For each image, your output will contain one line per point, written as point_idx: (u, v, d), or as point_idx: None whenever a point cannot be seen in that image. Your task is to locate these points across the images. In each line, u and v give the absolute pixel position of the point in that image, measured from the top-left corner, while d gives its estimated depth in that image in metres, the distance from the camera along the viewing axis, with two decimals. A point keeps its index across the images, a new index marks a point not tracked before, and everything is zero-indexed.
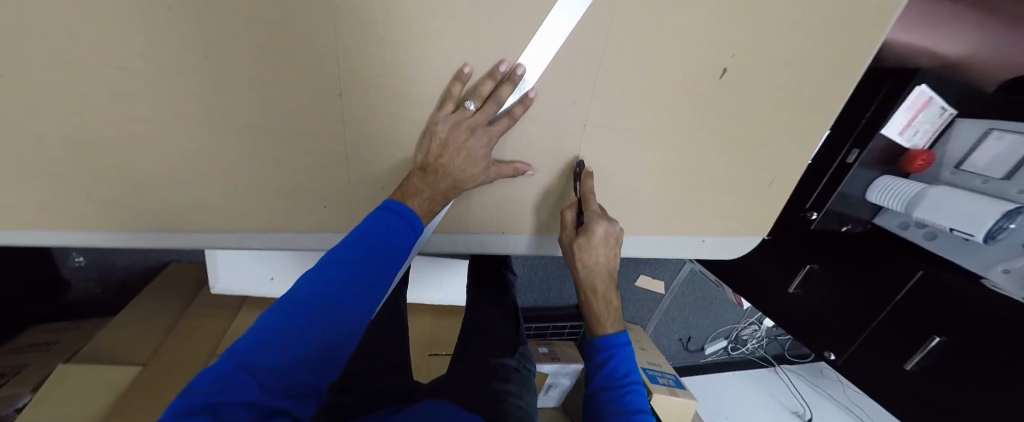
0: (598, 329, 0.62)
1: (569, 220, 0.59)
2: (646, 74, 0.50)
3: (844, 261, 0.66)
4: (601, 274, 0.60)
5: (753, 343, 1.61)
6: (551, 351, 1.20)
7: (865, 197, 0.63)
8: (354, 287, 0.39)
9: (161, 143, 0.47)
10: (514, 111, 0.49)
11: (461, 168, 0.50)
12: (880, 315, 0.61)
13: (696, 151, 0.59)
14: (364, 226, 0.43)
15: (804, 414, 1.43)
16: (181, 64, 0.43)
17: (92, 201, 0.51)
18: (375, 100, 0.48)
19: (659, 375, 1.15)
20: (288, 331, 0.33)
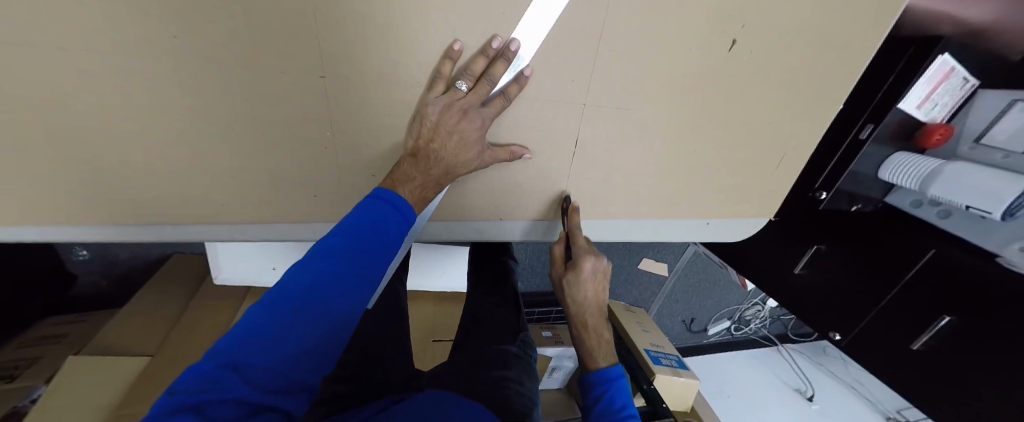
0: (592, 363, 0.64)
1: (559, 255, 0.64)
2: (651, 47, 0.47)
3: (853, 240, 0.64)
4: (590, 311, 0.64)
5: (756, 323, 1.62)
6: (554, 334, 1.21)
7: (877, 175, 0.61)
8: (344, 280, 0.38)
9: (146, 133, 0.46)
10: (508, 91, 0.47)
11: (453, 154, 0.48)
12: (888, 295, 0.59)
13: (703, 130, 0.56)
14: (350, 218, 0.41)
15: (806, 391, 1.45)
16: (153, 51, 0.40)
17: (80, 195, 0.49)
18: (364, 82, 0.45)
19: (662, 357, 1.16)
20: (272, 327, 0.33)
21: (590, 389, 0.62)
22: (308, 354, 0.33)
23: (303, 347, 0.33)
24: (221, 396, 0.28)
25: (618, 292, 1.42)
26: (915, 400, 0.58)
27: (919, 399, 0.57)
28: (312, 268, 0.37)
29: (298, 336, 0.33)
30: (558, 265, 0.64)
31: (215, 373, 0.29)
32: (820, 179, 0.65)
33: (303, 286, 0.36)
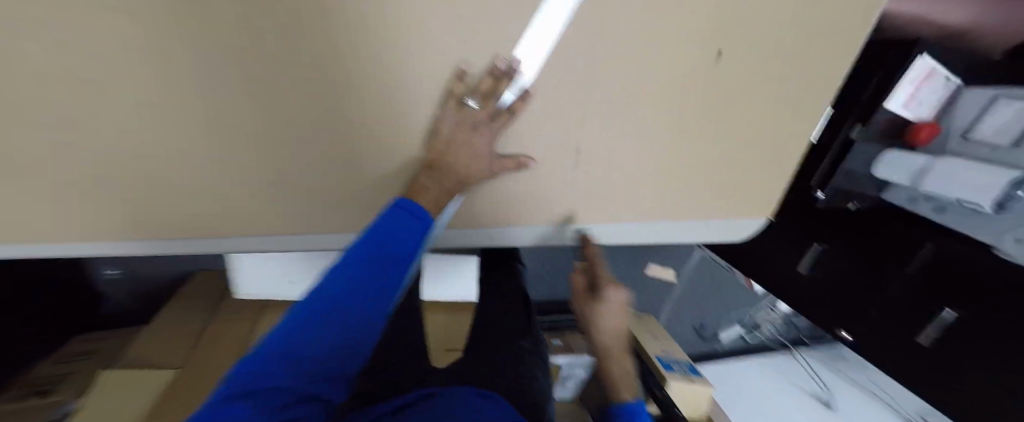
0: (614, 394, 0.57)
1: (580, 285, 0.64)
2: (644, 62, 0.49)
3: (853, 237, 0.67)
4: (615, 357, 0.61)
5: (768, 328, 1.61)
6: (564, 343, 1.21)
7: (872, 173, 0.64)
8: (373, 283, 0.41)
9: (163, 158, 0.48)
10: (514, 108, 0.45)
11: (467, 170, 0.50)
12: (889, 288, 0.61)
13: None
14: (373, 227, 0.45)
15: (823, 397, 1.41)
16: (161, 79, 0.41)
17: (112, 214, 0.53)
18: (368, 101, 0.45)
19: (674, 363, 1.15)
20: (314, 319, 0.36)
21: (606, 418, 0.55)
22: (344, 345, 0.37)
23: (340, 341, 0.36)
24: (272, 384, 0.31)
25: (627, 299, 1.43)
26: (922, 394, 0.58)
27: (927, 394, 0.57)
28: (345, 272, 0.40)
29: (334, 329, 0.36)
30: (580, 294, 0.64)
31: (268, 360, 0.32)
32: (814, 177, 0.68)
33: (338, 288, 0.39)
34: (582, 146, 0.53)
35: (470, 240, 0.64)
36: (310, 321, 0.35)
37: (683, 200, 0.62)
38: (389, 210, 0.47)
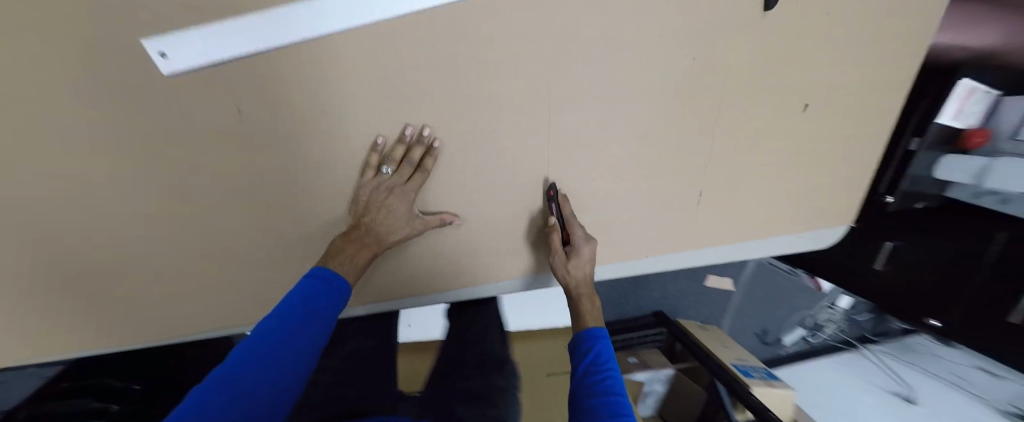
0: (579, 323, 0.52)
1: (556, 243, 0.54)
2: (714, 111, 0.54)
3: (919, 235, 0.75)
4: (585, 295, 0.54)
5: (832, 328, 1.63)
6: (641, 360, 1.28)
7: (933, 175, 0.70)
8: (278, 357, 0.40)
9: (290, 242, 0.53)
10: (423, 163, 0.48)
11: (383, 233, 0.48)
12: (975, 276, 0.68)
13: (778, 165, 0.61)
14: (283, 304, 0.42)
15: (907, 395, 1.41)
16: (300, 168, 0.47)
17: (250, 301, 0.57)
18: (466, 157, 0.50)
19: (752, 370, 1.20)
20: (236, 387, 0.37)
21: (574, 350, 0.50)
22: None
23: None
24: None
25: (689, 312, 1.46)
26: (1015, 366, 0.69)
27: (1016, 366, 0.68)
28: (267, 362, 0.39)
29: (260, 409, 0.37)
30: (556, 253, 0.54)
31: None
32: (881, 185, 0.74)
33: (242, 374, 0.38)
34: (668, 183, 0.59)
35: (427, 300, 0.64)
36: (229, 396, 0.36)
37: (772, 216, 0.67)
38: (300, 283, 0.44)
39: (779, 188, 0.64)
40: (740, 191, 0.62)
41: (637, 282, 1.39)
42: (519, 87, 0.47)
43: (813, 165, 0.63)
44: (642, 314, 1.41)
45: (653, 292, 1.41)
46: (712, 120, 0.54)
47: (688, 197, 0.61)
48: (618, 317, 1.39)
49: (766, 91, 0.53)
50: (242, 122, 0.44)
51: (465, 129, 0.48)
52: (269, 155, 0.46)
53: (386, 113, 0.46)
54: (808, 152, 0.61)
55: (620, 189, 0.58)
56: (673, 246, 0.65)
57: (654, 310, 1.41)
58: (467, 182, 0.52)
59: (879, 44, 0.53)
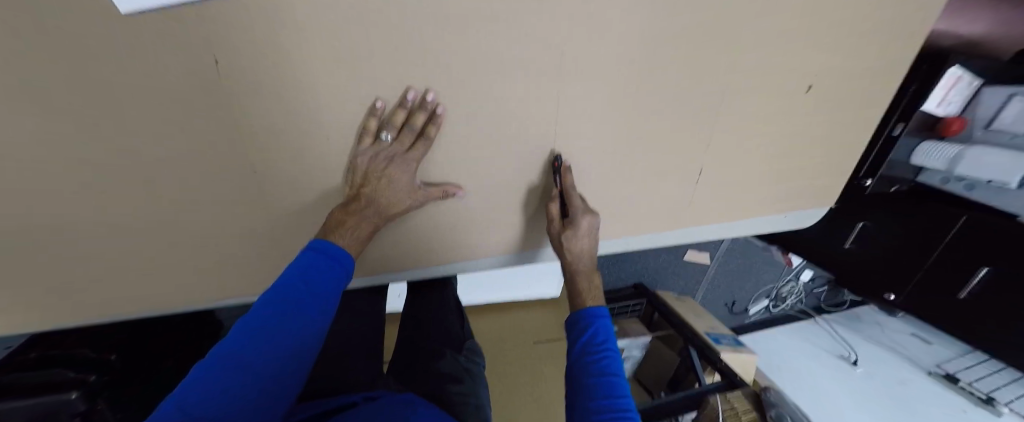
0: (577, 302, 0.53)
1: (554, 214, 0.55)
2: (718, 88, 0.53)
3: (887, 216, 0.79)
4: (582, 269, 0.55)
5: (793, 298, 1.76)
6: (621, 328, 1.35)
7: (909, 160, 0.72)
8: (279, 331, 0.39)
9: (274, 212, 0.50)
10: (427, 132, 0.45)
11: (387, 203, 0.47)
12: (934, 255, 0.75)
13: (771, 145, 0.62)
14: (284, 277, 0.42)
15: (849, 357, 1.56)
16: (284, 132, 0.44)
17: (236, 271, 0.55)
18: (465, 126, 0.48)
19: (721, 337, 1.28)
20: (239, 362, 0.36)
21: (572, 328, 0.51)
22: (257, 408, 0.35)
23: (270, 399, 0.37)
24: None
25: (665, 283, 1.54)
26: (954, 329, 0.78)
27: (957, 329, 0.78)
28: (269, 337, 0.38)
29: (266, 386, 0.37)
30: (554, 223, 0.55)
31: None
32: (862, 170, 0.76)
33: (244, 352, 0.37)
34: (665, 160, 0.59)
35: (423, 272, 0.62)
36: (230, 371, 0.35)
37: (760, 197, 0.69)
38: (302, 255, 0.44)
39: (770, 172, 0.66)
40: (733, 173, 0.64)
41: (620, 256, 1.40)
42: (525, 55, 0.44)
43: (803, 150, 0.64)
44: (623, 285, 1.46)
45: (635, 265, 1.45)
46: (714, 102, 0.54)
47: (683, 178, 0.62)
48: None
49: (769, 74, 0.53)
50: (224, 84, 0.39)
51: (466, 101, 0.46)
52: (246, 117, 0.42)
53: (378, 74, 0.42)
54: (800, 137, 0.62)
55: (620, 166, 0.58)
56: (665, 223, 0.67)
57: (634, 282, 1.47)
58: (468, 157, 0.50)
59: (883, 27, 0.53)
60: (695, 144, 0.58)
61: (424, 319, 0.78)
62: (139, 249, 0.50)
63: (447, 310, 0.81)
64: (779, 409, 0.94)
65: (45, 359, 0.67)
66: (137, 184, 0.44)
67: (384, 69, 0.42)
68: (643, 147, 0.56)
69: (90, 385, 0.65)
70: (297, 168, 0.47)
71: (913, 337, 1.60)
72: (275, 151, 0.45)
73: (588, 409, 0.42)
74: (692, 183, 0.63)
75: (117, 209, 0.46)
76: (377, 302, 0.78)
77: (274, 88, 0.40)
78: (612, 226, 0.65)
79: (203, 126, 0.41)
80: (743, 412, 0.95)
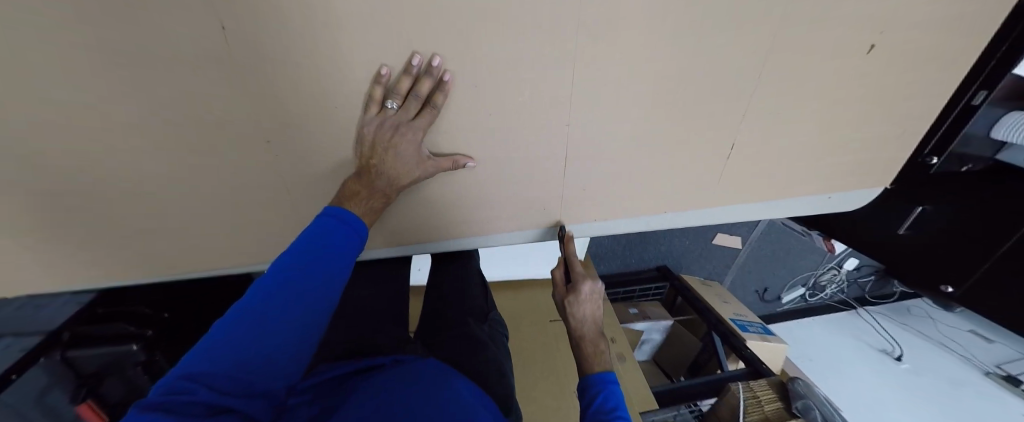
0: (587, 366, 0.52)
1: (558, 278, 0.58)
2: (758, 51, 0.47)
3: (956, 198, 0.69)
4: (589, 336, 0.53)
5: (833, 288, 1.64)
6: (640, 311, 1.32)
7: (989, 135, 0.62)
8: (294, 290, 0.40)
9: (293, 185, 0.51)
10: (434, 99, 0.44)
11: (395, 176, 0.47)
12: (1006, 247, 0.65)
13: (817, 118, 0.55)
14: (299, 240, 0.43)
15: (892, 351, 1.46)
16: (291, 101, 0.43)
17: (257, 238, 0.57)
18: (473, 95, 0.46)
19: (749, 325, 1.23)
20: (262, 318, 0.37)
21: (583, 394, 0.49)
22: (273, 358, 0.37)
23: (287, 351, 0.38)
24: (179, 398, 0.30)
25: (692, 267, 1.48)
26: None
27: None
28: (283, 294, 0.39)
29: (282, 341, 0.38)
30: (559, 288, 0.58)
31: (174, 385, 0.31)
32: (926, 146, 0.64)
33: (264, 308, 0.38)
34: (693, 132, 0.54)
35: (438, 245, 0.63)
36: (253, 326, 0.36)
37: (802, 175, 0.63)
38: (318, 219, 0.45)
39: (817, 146, 0.59)
40: (774, 148, 0.58)
41: (644, 239, 1.34)
42: (540, 18, 0.41)
43: (859, 120, 0.57)
44: (645, 268, 1.42)
45: (659, 248, 1.38)
46: (757, 65, 0.48)
47: (716, 153, 0.57)
48: (619, 270, 1.40)
49: (827, 33, 0.46)
50: (233, 51, 0.39)
51: (480, 66, 0.43)
52: (251, 88, 0.42)
53: (381, 42, 0.40)
54: (857, 107, 0.55)
55: (645, 137, 0.54)
56: (693, 201, 0.63)
57: (657, 265, 1.42)
58: (477, 127, 0.48)
59: None
60: (731, 115, 0.53)
61: (442, 288, 0.79)
62: (167, 215, 0.52)
63: (467, 282, 0.82)
64: (807, 400, 0.85)
65: (109, 313, 0.74)
66: (163, 156, 0.46)
67: (386, 34, 0.40)
68: (672, 116, 0.52)
69: (148, 338, 0.73)
70: (305, 139, 0.47)
71: (970, 335, 1.47)
72: (282, 124, 0.45)
73: None
74: (724, 158, 0.58)
75: (146, 177, 0.48)
76: (396, 271, 0.80)
77: (275, 56, 0.40)
78: (634, 204, 0.62)
79: (217, 98, 0.42)
80: (767, 402, 0.90)
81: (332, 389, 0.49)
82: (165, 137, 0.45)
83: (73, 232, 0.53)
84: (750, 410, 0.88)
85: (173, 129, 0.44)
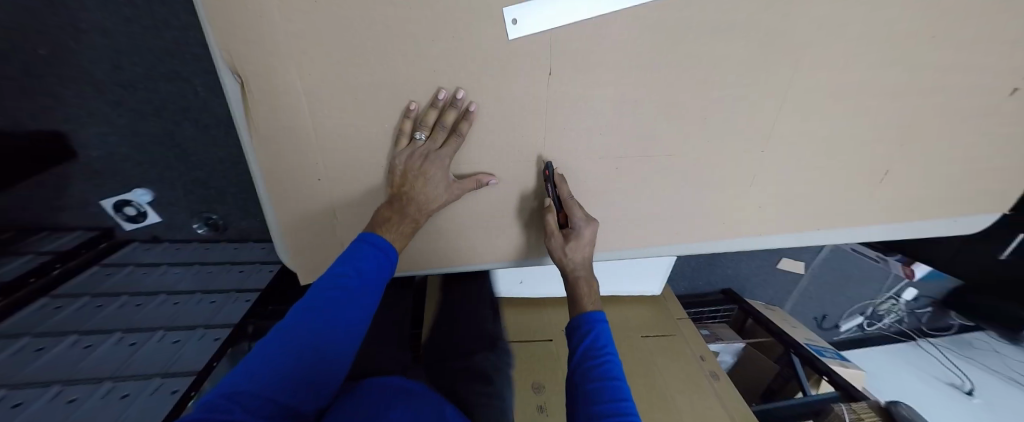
0: (578, 306, 0.52)
1: (552, 225, 0.53)
2: (926, 89, 0.50)
3: None
4: (583, 278, 0.54)
5: (891, 317, 1.55)
6: (712, 332, 1.32)
7: None
8: (333, 313, 0.37)
9: (479, 199, 0.53)
10: (458, 127, 0.42)
11: (428, 200, 0.44)
12: None
13: (957, 150, 0.57)
14: (337, 267, 0.40)
15: (963, 385, 1.37)
16: (517, 127, 0.45)
17: (424, 251, 0.58)
18: (665, 121, 0.49)
19: (825, 351, 1.23)
20: (304, 341, 0.34)
21: (572, 334, 0.51)
22: (320, 380, 0.34)
23: (329, 367, 0.35)
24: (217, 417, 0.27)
25: (756, 291, 1.48)
26: None
27: None
28: (328, 310, 0.36)
29: (325, 360, 0.34)
30: (553, 235, 0.53)
31: (214, 403, 0.29)
32: None
33: (308, 330, 0.35)
34: (843, 159, 0.57)
35: (496, 262, 0.62)
36: (296, 345, 0.34)
37: (934, 200, 0.63)
38: (351, 247, 0.41)
39: (952, 171, 0.60)
40: (913, 173, 0.59)
41: (715, 261, 1.38)
42: (744, 55, 0.44)
43: (999, 145, 0.58)
44: (711, 290, 1.45)
45: (726, 271, 1.42)
46: (913, 103, 0.51)
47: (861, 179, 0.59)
48: (689, 291, 1.44)
49: (986, 75, 0.50)
50: (478, 79, 0.40)
51: (688, 114, 0.48)
52: (487, 118, 0.44)
53: (614, 77, 0.43)
54: (998, 139, 0.57)
55: (798, 167, 0.57)
56: (830, 224, 0.64)
57: (722, 288, 1.45)
58: (657, 164, 0.53)
59: None
60: (881, 147, 0.56)
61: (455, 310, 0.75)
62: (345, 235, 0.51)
63: (460, 309, 0.76)
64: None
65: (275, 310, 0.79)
66: (356, 176, 0.46)
67: (619, 70, 0.43)
68: (829, 148, 0.55)
69: (254, 330, 0.71)
70: (507, 159, 0.48)
71: None
72: (497, 146, 0.47)
73: (591, 412, 0.41)
74: (875, 182, 0.60)
75: (339, 197, 0.48)
76: (441, 289, 0.81)
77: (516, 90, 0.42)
78: (779, 224, 0.63)
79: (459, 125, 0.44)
80: None
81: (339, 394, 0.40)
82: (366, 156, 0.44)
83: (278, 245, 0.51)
84: None
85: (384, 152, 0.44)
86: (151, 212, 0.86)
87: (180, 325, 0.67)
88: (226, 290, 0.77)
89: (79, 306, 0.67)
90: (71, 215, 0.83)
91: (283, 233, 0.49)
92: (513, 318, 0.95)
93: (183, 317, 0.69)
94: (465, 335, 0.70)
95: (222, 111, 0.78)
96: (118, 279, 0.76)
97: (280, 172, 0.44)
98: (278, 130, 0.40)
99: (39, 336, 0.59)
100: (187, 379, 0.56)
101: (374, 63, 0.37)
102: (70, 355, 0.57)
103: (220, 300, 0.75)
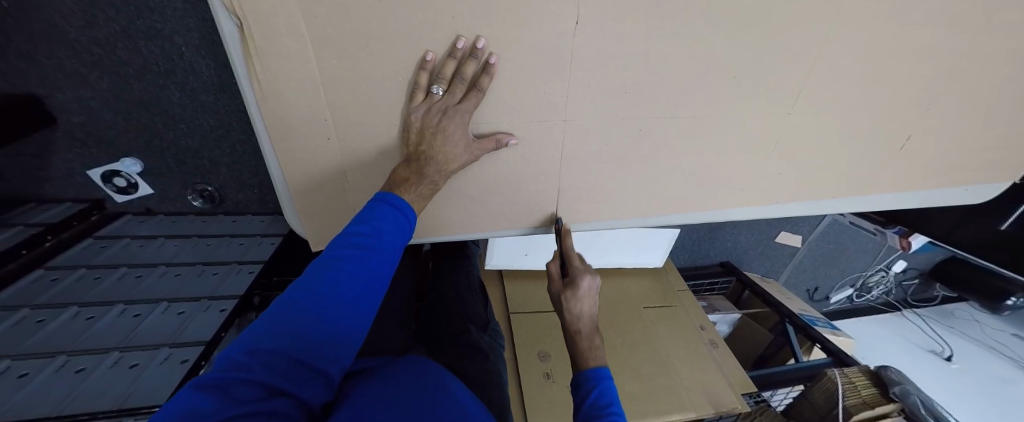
0: (581, 361, 0.52)
1: (554, 273, 0.56)
2: (959, 48, 0.48)
3: None
4: (584, 331, 0.54)
5: (880, 289, 1.59)
6: (709, 303, 1.35)
7: None
8: (353, 272, 0.35)
9: (489, 164, 0.51)
10: (479, 82, 0.40)
11: (445, 159, 0.42)
12: None
13: (978, 114, 0.56)
14: (355, 226, 0.38)
15: (942, 352, 1.42)
16: (531, 86, 0.43)
17: (432, 218, 0.57)
18: (685, 81, 0.46)
19: (817, 320, 1.27)
20: (323, 299, 0.33)
21: (577, 392, 0.49)
22: (343, 340, 0.33)
23: (352, 327, 0.34)
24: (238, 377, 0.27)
25: (752, 264, 1.51)
26: None
27: None
28: (348, 269, 0.35)
29: (346, 320, 0.33)
30: (555, 284, 0.55)
31: (238, 359, 0.28)
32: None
33: (327, 288, 0.33)
34: (863, 125, 0.55)
35: (506, 229, 0.61)
36: (316, 301, 0.32)
37: (946, 167, 0.62)
38: (367, 206, 0.40)
39: (970, 136, 0.58)
40: (929, 140, 0.58)
41: (716, 235, 1.38)
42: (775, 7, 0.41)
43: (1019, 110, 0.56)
44: (709, 263, 1.47)
45: (725, 245, 1.43)
46: (940, 64, 0.49)
47: (879, 144, 0.58)
48: (689, 264, 1.46)
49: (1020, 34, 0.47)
50: (491, 30, 0.37)
51: (714, 72, 0.46)
52: (502, 74, 0.41)
53: (636, 30, 0.40)
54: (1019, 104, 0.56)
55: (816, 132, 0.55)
56: (841, 193, 0.64)
57: (720, 261, 1.47)
58: (673, 127, 0.51)
59: None
60: (903, 110, 0.54)
61: (452, 283, 0.73)
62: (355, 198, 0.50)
63: (454, 285, 0.72)
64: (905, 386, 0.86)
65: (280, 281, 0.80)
66: (366, 135, 0.44)
67: (642, 23, 0.40)
68: (850, 112, 0.53)
69: (257, 304, 0.71)
70: (520, 121, 0.46)
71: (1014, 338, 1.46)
72: (509, 106, 0.44)
73: None
74: (893, 148, 0.59)
75: (347, 159, 0.46)
76: (438, 263, 0.79)
77: (531, 44, 0.39)
78: (791, 191, 0.62)
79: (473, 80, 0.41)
80: (863, 388, 0.91)
81: (373, 386, 0.38)
82: (373, 113, 0.42)
83: (287, 205, 0.50)
84: (849, 394, 0.89)
85: (395, 109, 0.42)
86: (141, 182, 0.82)
87: (183, 297, 0.66)
88: (228, 262, 0.76)
89: (77, 277, 0.65)
90: (57, 186, 0.79)
91: (293, 193, 0.48)
92: (518, 291, 0.95)
93: (186, 288, 0.68)
94: (475, 303, 0.71)
95: (212, 75, 0.73)
96: (115, 251, 0.73)
97: (287, 131, 0.41)
98: (286, 85, 0.38)
99: (38, 308, 0.58)
100: (197, 349, 0.55)
101: (381, 8, 0.34)
102: (74, 327, 0.56)
103: (223, 271, 0.73)
